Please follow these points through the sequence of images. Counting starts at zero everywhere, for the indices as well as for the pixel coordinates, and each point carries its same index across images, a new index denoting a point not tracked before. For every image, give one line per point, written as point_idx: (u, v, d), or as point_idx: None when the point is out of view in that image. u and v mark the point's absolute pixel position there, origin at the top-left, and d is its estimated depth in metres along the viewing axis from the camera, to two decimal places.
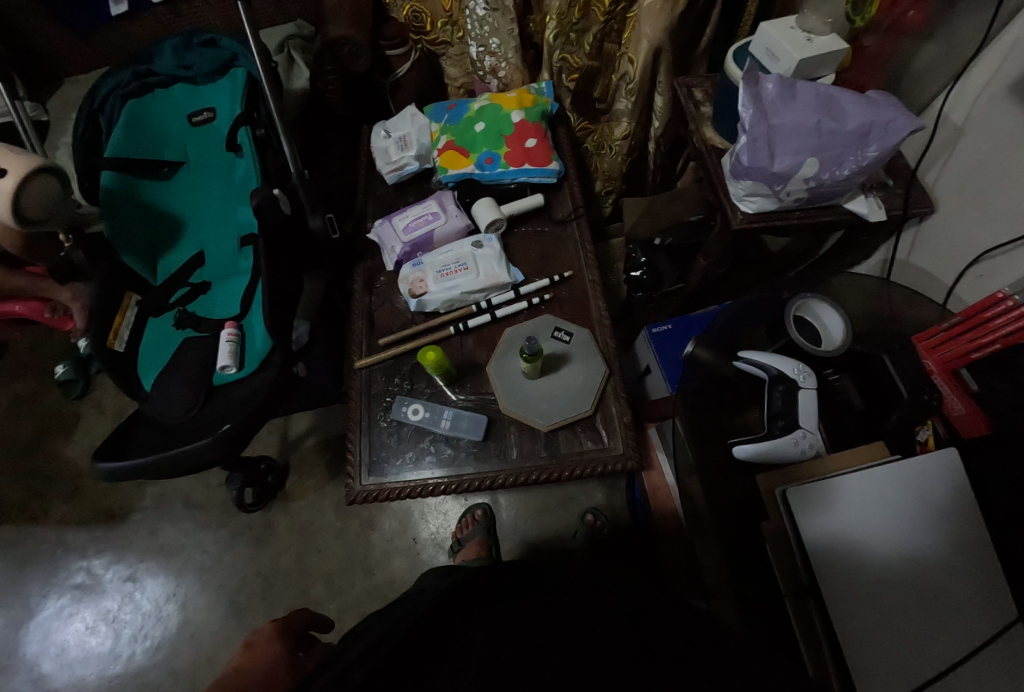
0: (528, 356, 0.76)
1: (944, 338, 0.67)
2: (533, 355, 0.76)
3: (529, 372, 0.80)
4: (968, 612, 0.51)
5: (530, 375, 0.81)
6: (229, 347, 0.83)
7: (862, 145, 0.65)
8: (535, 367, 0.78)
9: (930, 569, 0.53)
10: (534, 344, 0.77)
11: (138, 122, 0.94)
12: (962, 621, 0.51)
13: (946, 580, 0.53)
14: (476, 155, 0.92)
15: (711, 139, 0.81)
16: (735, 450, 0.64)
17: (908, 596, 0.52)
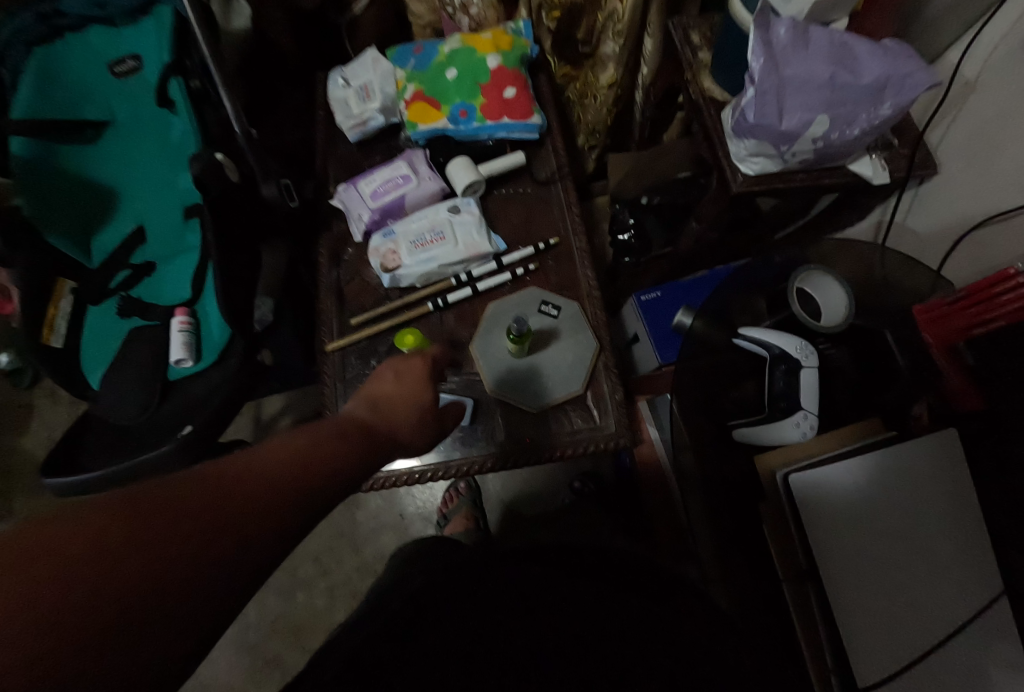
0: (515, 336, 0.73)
1: (947, 311, 0.63)
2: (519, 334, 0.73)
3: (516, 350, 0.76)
4: (953, 594, 0.55)
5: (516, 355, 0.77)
6: (182, 338, 0.75)
7: (876, 102, 0.59)
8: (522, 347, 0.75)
9: (926, 558, 0.55)
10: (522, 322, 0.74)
11: (50, 72, 0.80)
12: (940, 603, 0.55)
13: (939, 567, 0.55)
14: (449, 107, 0.82)
15: (708, 90, 0.74)
16: (734, 433, 0.62)
17: (904, 585, 0.54)
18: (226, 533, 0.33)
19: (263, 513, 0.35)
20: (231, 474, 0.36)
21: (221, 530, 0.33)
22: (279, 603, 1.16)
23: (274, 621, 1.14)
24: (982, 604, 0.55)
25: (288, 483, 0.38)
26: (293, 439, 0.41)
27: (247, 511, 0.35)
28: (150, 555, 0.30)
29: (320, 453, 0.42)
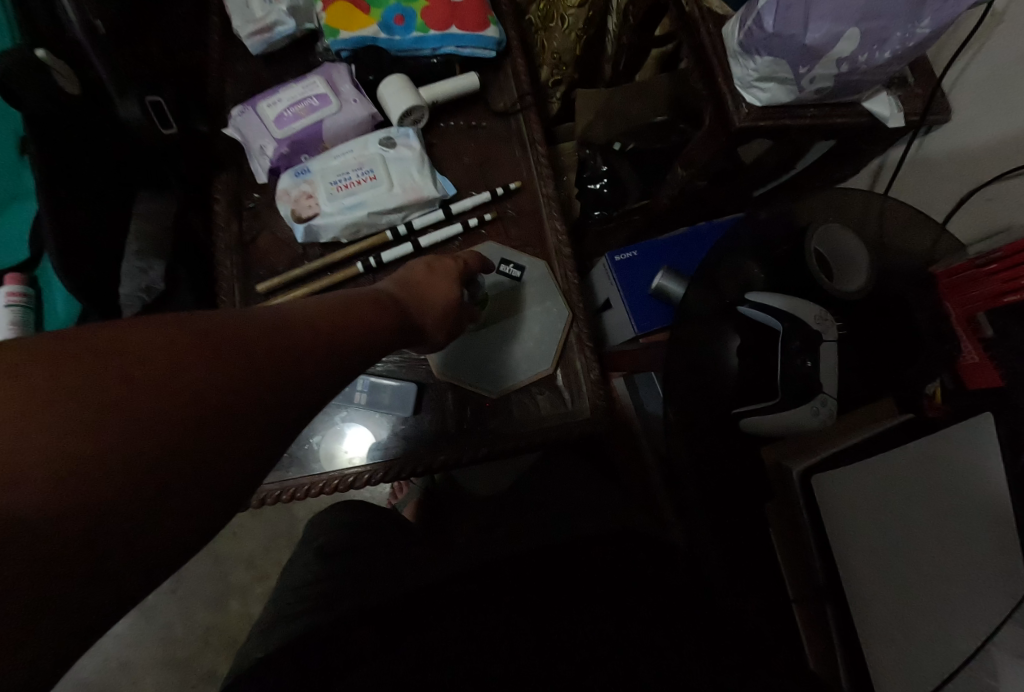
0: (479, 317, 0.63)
1: (979, 275, 0.53)
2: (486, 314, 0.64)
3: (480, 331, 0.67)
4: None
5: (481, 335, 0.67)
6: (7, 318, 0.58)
7: (914, 17, 0.47)
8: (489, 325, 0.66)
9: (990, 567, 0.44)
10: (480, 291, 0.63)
11: None
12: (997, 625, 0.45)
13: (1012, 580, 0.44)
14: (380, 11, 0.64)
15: (707, 2, 0.60)
16: (744, 421, 0.49)
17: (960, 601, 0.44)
18: (316, 364, 0.39)
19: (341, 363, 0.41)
20: (318, 321, 0.41)
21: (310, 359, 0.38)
22: (207, 612, 1.02)
23: (204, 632, 1.01)
24: None
25: (367, 345, 0.44)
26: (371, 308, 0.47)
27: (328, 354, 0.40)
28: (258, 363, 0.35)
29: (391, 326, 0.48)
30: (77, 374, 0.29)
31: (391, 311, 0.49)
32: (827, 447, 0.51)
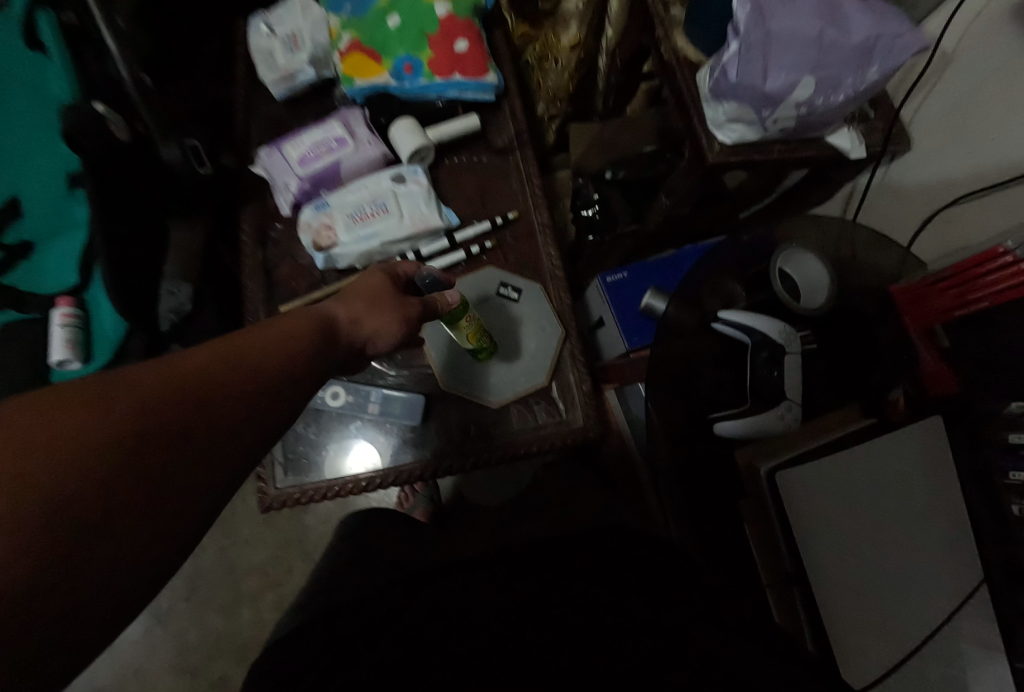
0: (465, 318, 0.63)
1: (928, 291, 0.60)
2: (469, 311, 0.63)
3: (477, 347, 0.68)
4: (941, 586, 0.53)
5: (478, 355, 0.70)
6: (64, 336, 0.64)
7: (863, 65, 0.54)
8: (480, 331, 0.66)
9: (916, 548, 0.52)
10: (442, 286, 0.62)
11: None
12: (925, 597, 0.52)
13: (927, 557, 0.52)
14: (391, 60, 0.71)
15: (682, 49, 0.66)
16: (719, 427, 0.56)
17: (895, 579, 0.51)
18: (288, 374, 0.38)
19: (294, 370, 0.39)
20: (243, 349, 0.37)
21: (259, 383, 0.36)
22: (220, 620, 1.06)
23: (216, 640, 1.05)
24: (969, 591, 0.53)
25: (320, 347, 0.43)
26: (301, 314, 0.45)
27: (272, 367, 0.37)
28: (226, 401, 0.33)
29: (335, 330, 0.46)
30: (4, 513, 0.24)
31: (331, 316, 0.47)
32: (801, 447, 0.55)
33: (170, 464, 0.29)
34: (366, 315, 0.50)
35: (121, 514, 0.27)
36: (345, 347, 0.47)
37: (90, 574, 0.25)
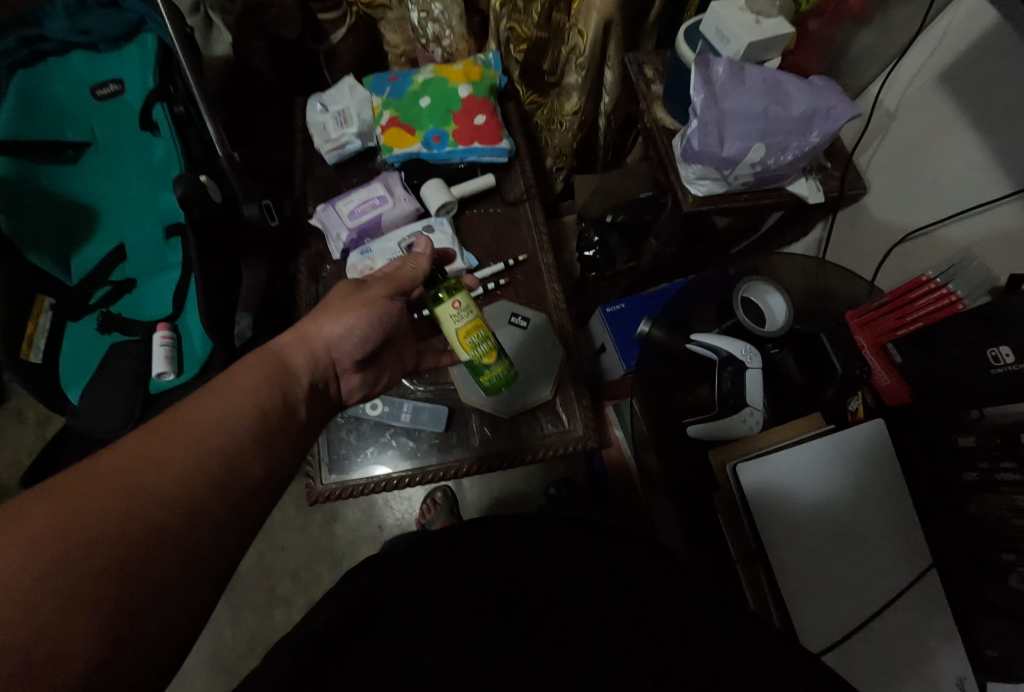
0: (455, 310, 0.65)
1: (874, 316, 0.71)
2: (462, 305, 0.65)
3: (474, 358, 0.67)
4: (889, 563, 0.61)
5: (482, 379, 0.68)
6: (164, 352, 0.78)
7: (805, 132, 0.67)
8: (477, 335, 0.66)
9: (860, 529, 0.61)
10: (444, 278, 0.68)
11: (30, 95, 0.79)
12: (871, 573, 0.61)
13: (870, 537, 0.61)
14: (422, 132, 0.87)
15: (661, 120, 0.80)
16: (689, 428, 0.70)
17: (842, 557, 0.60)
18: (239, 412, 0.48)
19: (218, 447, 0.44)
20: (180, 420, 0.44)
21: (202, 446, 0.43)
22: (254, 620, 1.13)
23: (250, 640, 1.12)
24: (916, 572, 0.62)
25: (260, 397, 0.50)
26: (238, 373, 0.51)
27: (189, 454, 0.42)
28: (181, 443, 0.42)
29: (280, 376, 0.54)
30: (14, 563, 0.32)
31: (266, 372, 0.53)
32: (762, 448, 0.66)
33: (137, 530, 0.37)
34: (316, 333, 0.61)
35: (124, 581, 0.34)
36: (300, 384, 0.55)
37: (107, 662, 0.32)
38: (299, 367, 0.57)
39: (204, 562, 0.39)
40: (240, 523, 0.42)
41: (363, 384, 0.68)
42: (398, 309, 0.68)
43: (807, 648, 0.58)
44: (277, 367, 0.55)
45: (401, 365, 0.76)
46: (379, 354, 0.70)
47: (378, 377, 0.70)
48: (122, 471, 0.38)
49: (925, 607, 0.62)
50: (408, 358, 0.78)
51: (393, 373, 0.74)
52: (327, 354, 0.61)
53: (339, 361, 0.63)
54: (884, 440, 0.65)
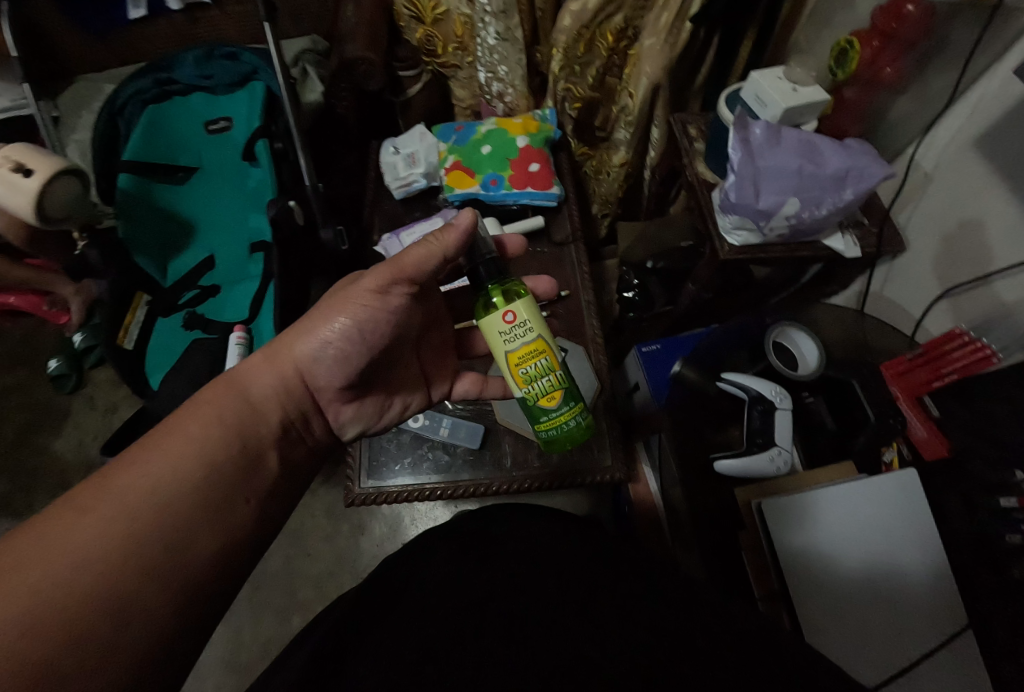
0: (506, 325, 0.55)
1: (910, 366, 0.70)
2: (516, 320, 0.55)
3: (527, 386, 0.58)
4: (928, 617, 0.59)
5: (538, 414, 0.60)
6: (238, 350, 0.85)
7: (839, 189, 0.71)
8: (532, 358, 0.57)
9: (891, 577, 0.60)
10: (494, 273, 0.58)
11: (157, 126, 0.92)
12: (911, 593, 0.60)
13: (903, 587, 0.60)
14: (482, 175, 0.96)
15: (703, 173, 0.86)
16: (717, 465, 0.71)
17: (870, 604, 0.59)
18: (182, 466, 0.46)
19: (160, 502, 0.43)
20: (106, 485, 0.42)
21: (136, 509, 0.41)
22: (273, 624, 1.16)
23: (267, 642, 1.14)
24: (957, 629, 0.58)
25: (212, 444, 0.49)
26: (190, 416, 0.50)
27: (121, 524, 0.40)
28: (107, 513, 0.40)
29: (241, 416, 0.53)
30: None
31: (222, 415, 0.52)
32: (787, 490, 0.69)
33: (57, 619, 0.35)
34: (287, 353, 0.57)
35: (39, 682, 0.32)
36: (268, 425, 0.55)
37: None
38: (271, 405, 0.56)
39: (141, 640, 0.38)
40: (194, 581, 0.42)
41: (357, 411, 0.65)
42: (399, 302, 0.57)
43: (868, 683, 0.57)
44: (240, 405, 0.54)
45: (417, 384, 0.71)
46: (382, 378, 0.65)
47: (377, 400, 0.66)
48: (39, 547, 0.37)
49: (976, 676, 0.56)
50: (437, 375, 0.74)
51: (405, 394, 0.69)
52: (306, 381, 0.59)
53: (316, 381, 0.59)
54: (915, 491, 0.63)
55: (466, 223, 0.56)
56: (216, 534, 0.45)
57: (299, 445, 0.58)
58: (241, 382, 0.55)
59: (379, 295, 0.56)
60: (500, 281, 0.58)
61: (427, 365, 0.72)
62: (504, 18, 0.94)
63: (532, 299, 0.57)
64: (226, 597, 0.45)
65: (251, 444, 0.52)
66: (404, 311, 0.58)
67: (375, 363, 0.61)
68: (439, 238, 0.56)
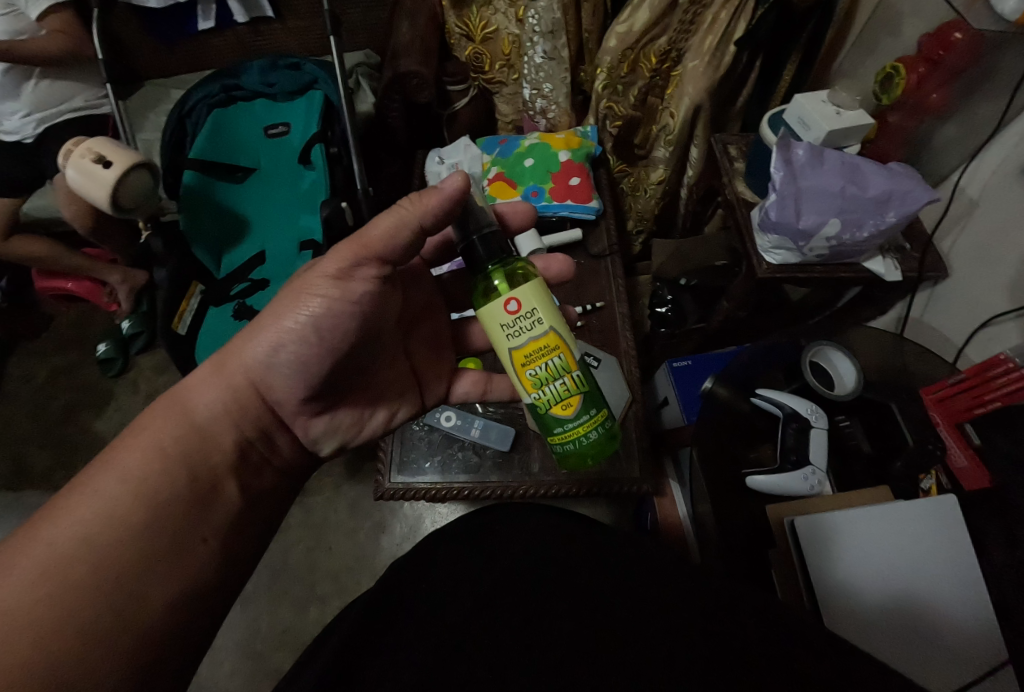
0: (509, 317, 0.48)
1: (950, 391, 0.68)
2: (521, 309, 0.48)
3: (537, 391, 0.51)
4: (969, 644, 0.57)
5: (551, 425, 0.53)
6: None
7: (881, 211, 0.72)
8: (542, 358, 0.50)
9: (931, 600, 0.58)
10: (491, 249, 0.51)
11: (221, 128, 0.99)
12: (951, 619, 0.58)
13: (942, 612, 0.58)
14: (523, 187, 0.99)
15: (742, 193, 0.88)
16: (749, 480, 0.72)
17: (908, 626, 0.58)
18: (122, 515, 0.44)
19: (100, 556, 0.42)
20: (39, 543, 0.41)
21: (73, 565, 0.41)
22: (290, 614, 1.17)
23: (283, 632, 1.16)
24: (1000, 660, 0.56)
25: (162, 485, 0.47)
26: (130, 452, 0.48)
27: (53, 583, 0.40)
28: (40, 573, 0.40)
29: (189, 445, 0.51)
30: None
31: (162, 443, 0.49)
32: (821, 510, 0.68)
33: None
34: (235, 360, 0.54)
35: None
36: (219, 450, 0.53)
37: None
38: (221, 426, 0.54)
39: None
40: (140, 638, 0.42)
41: (329, 424, 0.61)
42: (365, 287, 0.52)
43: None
44: (183, 428, 0.51)
45: (409, 387, 0.67)
46: (356, 384, 0.61)
47: (346, 412, 0.62)
48: None
49: None
50: (433, 376, 0.71)
51: (390, 398, 0.65)
52: (262, 394, 0.55)
53: (270, 393, 0.55)
54: (953, 515, 0.62)
55: (461, 185, 0.51)
56: (171, 582, 0.45)
57: (259, 473, 0.57)
58: (183, 404, 0.53)
59: (337, 287, 0.51)
60: (501, 262, 0.51)
61: (419, 363, 0.69)
62: (552, 38, 0.97)
63: (542, 284, 0.50)
64: (188, 645, 0.45)
65: (211, 484, 0.51)
66: (370, 298, 0.53)
67: (341, 367, 0.56)
68: (421, 199, 0.51)
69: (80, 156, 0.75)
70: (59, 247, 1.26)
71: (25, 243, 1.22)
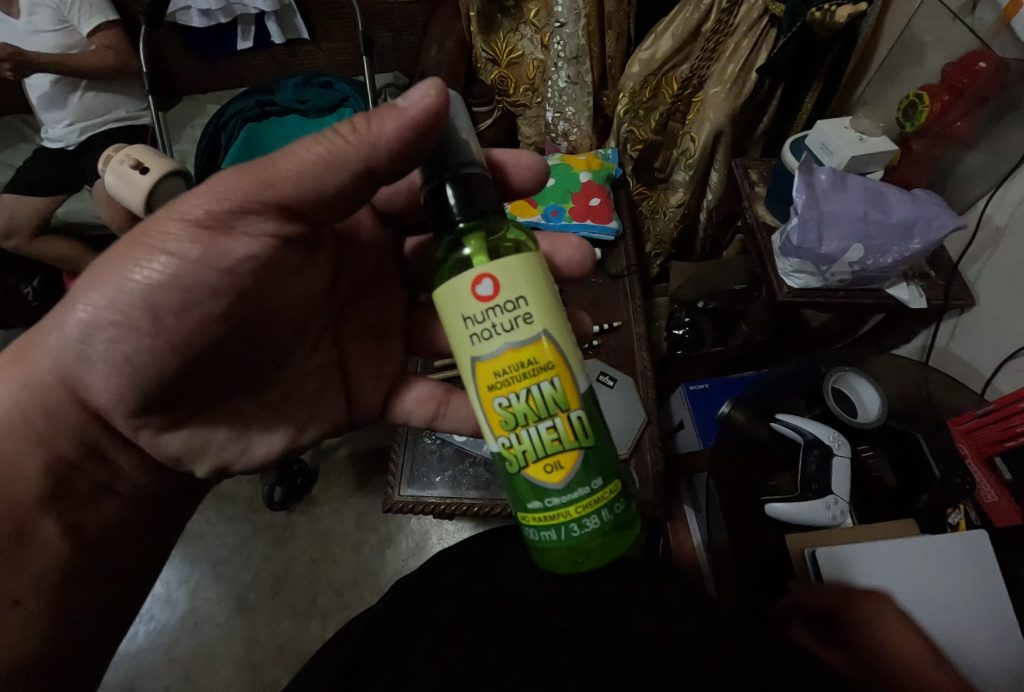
0: (482, 312, 0.41)
1: (979, 423, 0.66)
2: (496, 298, 0.41)
3: (508, 435, 0.43)
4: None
5: (527, 496, 0.44)
6: None
7: (906, 238, 0.71)
8: (523, 381, 0.42)
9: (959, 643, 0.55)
10: (469, 206, 0.44)
11: (252, 141, 1.03)
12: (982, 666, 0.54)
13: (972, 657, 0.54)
14: (543, 207, 1.01)
15: (763, 217, 0.87)
16: (768, 507, 0.69)
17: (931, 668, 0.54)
18: None
19: None
20: None
21: None
22: (290, 626, 1.15)
23: (281, 645, 1.14)
24: None
25: None
26: None
27: None
28: None
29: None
30: None
31: None
32: (840, 542, 0.66)
33: None
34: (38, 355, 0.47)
35: None
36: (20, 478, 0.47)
37: None
38: (20, 447, 0.47)
39: None
40: None
41: (188, 440, 0.54)
42: (241, 247, 0.44)
43: None
44: None
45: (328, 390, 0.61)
46: (215, 390, 0.53)
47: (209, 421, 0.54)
48: None
49: None
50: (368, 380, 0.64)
51: (292, 412, 0.59)
52: (78, 397, 0.48)
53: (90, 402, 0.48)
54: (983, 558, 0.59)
55: (436, 99, 0.42)
56: None
57: (93, 503, 0.52)
58: None
59: (199, 243, 0.43)
60: (478, 228, 0.44)
61: (348, 359, 0.63)
62: (576, 63, 1.00)
63: (532, 268, 0.42)
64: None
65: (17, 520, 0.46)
66: (251, 262, 0.45)
67: (209, 355, 0.48)
68: (369, 125, 0.42)
69: (119, 162, 0.78)
70: (87, 251, 1.29)
71: (48, 244, 1.24)
